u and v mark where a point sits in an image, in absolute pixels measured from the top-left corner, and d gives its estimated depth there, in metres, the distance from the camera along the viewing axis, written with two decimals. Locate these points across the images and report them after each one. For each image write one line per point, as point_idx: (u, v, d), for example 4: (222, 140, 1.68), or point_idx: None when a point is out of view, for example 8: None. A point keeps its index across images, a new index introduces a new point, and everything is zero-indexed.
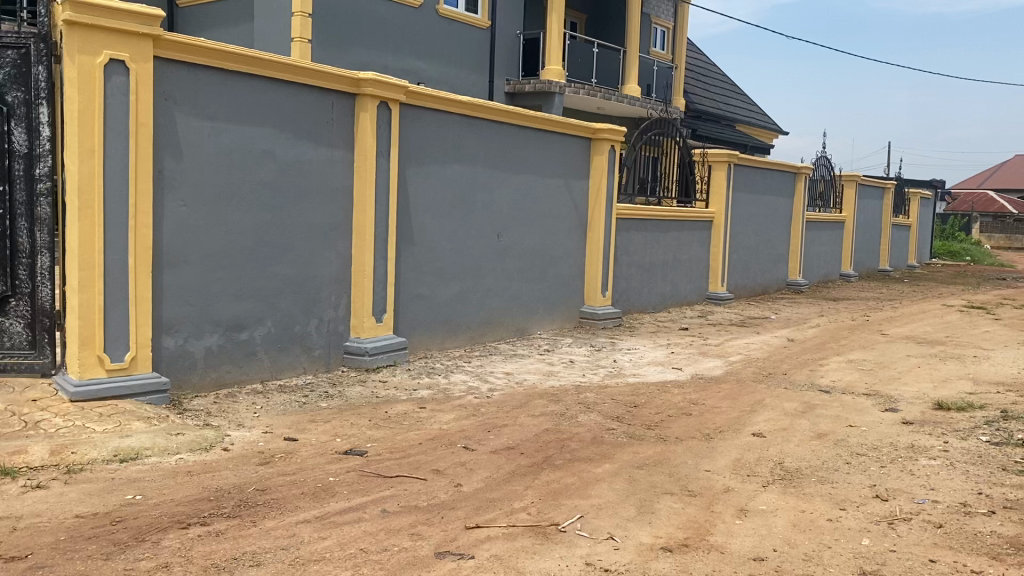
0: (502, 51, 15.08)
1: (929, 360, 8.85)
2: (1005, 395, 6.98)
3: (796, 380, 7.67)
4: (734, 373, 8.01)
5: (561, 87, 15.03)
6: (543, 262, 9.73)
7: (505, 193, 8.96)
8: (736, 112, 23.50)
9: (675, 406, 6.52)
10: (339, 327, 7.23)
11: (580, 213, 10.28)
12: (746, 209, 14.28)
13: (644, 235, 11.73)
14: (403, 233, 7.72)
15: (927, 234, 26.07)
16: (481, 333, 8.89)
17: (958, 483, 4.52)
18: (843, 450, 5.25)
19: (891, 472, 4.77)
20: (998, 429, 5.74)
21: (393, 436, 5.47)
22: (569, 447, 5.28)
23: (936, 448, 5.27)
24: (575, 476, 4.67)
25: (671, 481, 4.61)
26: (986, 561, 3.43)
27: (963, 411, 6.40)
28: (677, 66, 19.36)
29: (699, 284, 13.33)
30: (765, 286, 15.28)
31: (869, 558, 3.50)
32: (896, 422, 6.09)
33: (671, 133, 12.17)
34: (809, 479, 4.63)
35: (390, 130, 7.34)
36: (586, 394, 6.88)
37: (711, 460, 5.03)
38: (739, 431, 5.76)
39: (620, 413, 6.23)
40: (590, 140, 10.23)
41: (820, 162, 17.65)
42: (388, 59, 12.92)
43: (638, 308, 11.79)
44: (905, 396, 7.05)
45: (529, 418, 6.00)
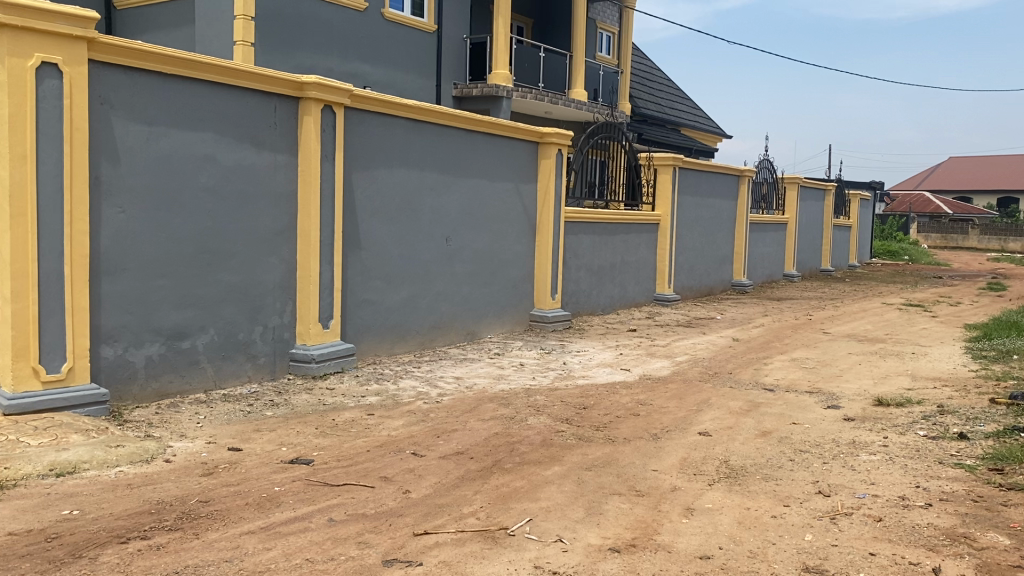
0: (448, 55, 15.05)
1: (869, 358, 9.06)
2: (942, 391, 7.16)
3: (741, 380, 7.79)
4: (680, 374, 8.10)
5: (508, 91, 15.09)
6: (492, 265, 9.72)
7: (453, 197, 8.94)
8: (681, 116, 23.83)
9: (623, 407, 6.57)
10: (284, 334, 7.13)
11: (529, 216, 10.31)
12: (692, 211, 14.48)
13: (593, 238, 11.80)
14: (350, 238, 7.65)
15: (867, 234, 26.68)
16: (431, 338, 8.86)
17: (896, 477, 4.63)
18: (786, 447, 5.35)
19: (833, 468, 4.86)
20: (935, 423, 5.90)
21: (340, 444, 5.41)
22: (519, 450, 5.28)
23: (876, 443, 5.40)
24: (525, 480, 4.67)
25: (619, 482, 4.64)
26: (923, 553, 3.52)
27: (902, 406, 6.57)
28: (623, 71, 19.54)
29: (646, 285, 13.46)
30: (711, 287, 15.49)
31: (811, 553, 3.56)
32: (838, 418, 6.22)
33: (617, 136, 12.27)
34: (754, 477, 4.70)
35: (335, 134, 7.25)
36: (536, 397, 6.89)
37: (659, 460, 5.08)
38: (685, 430, 5.83)
39: (570, 415, 6.25)
40: (537, 143, 10.25)
41: (763, 164, 17.98)
42: (333, 63, 12.81)
43: (587, 310, 11.86)
44: (846, 393, 7.19)
45: (479, 423, 5.99)
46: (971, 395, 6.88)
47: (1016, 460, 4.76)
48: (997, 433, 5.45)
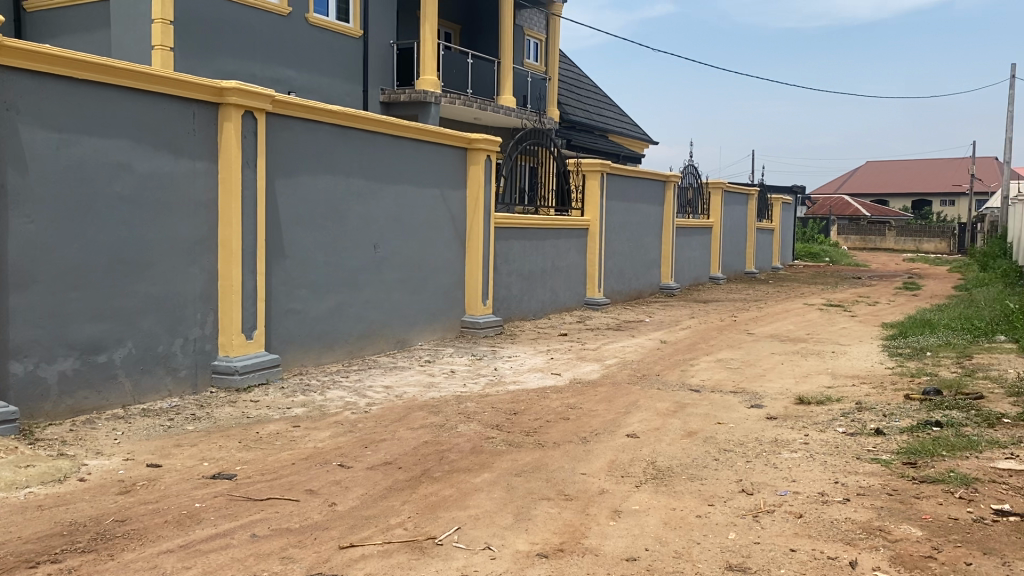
0: (376, 60, 14.91)
1: (792, 357, 9.30)
2: (859, 388, 7.38)
3: (668, 381, 7.90)
4: (610, 377, 8.17)
5: (437, 96, 15.02)
6: (421, 272, 9.66)
7: (380, 204, 8.85)
8: (609, 122, 24.13)
9: (553, 411, 6.59)
10: (206, 346, 6.94)
11: (458, 223, 10.28)
12: (620, 217, 14.66)
13: (523, 244, 11.83)
14: (273, 246, 7.50)
15: (789, 238, 27.43)
16: (360, 346, 8.75)
17: (816, 473, 4.75)
18: (711, 447, 5.44)
19: (756, 466, 4.95)
20: (854, 420, 6.07)
21: (265, 457, 5.29)
22: (449, 458, 5.24)
23: (797, 440, 5.53)
24: (453, 488, 4.64)
25: (548, 486, 4.64)
26: (841, 547, 3.60)
27: (822, 404, 6.75)
28: (551, 77, 19.65)
29: (576, 290, 13.55)
30: (640, 290, 15.70)
31: (734, 551, 3.62)
32: (760, 417, 6.35)
33: (546, 143, 12.32)
34: (679, 477, 4.76)
35: (256, 140, 7.11)
36: (466, 404, 6.85)
37: (587, 463, 5.10)
38: (613, 433, 5.88)
39: (500, 421, 6.23)
40: (466, 149, 10.22)
41: (688, 170, 18.33)
42: (256, 68, 12.58)
43: (519, 315, 11.88)
44: (769, 392, 7.35)
45: (407, 432, 5.92)
46: (887, 392, 7.11)
47: (928, 454, 4.94)
48: (910, 427, 5.64)
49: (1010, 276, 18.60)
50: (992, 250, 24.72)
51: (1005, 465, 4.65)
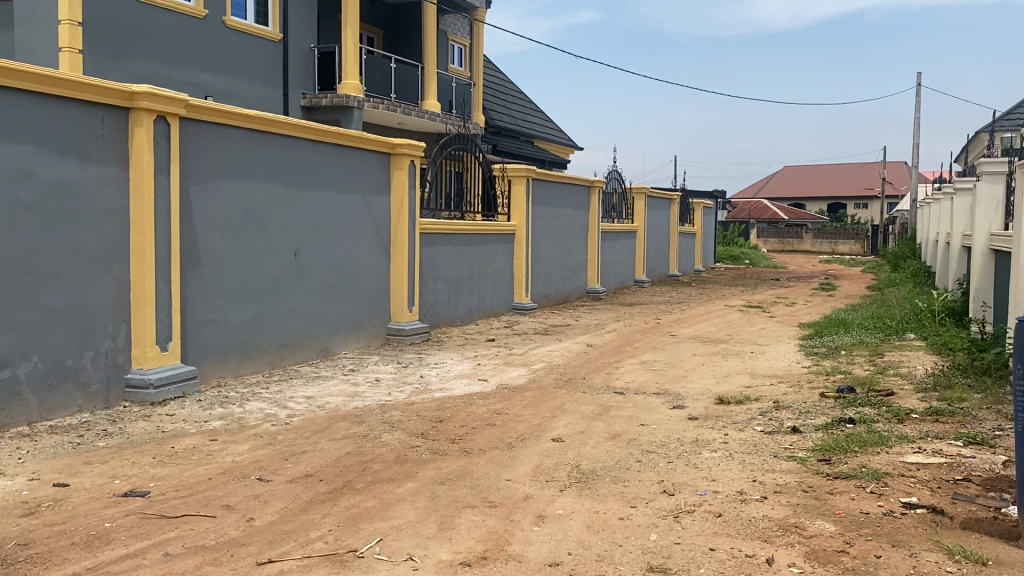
0: (296, 64, 14.66)
1: (713, 358, 9.48)
2: (778, 387, 7.57)
3: (593, 384, 7.97)
4: (536, 381, 8.19)
5: (359, 101, 14.85)
6: (344, 280, 9.52)
7: (301, 210, 8.69)
8: (534, 128, 24.27)
9: (479, 418, 6.56)
10: (118, 358, 6.68)
11: (382, 230, 10.17)
12: (546, 221, 14.74)
13: (449, 249, 11.78)
14: (188, 255, 7.28)
15: (710, 241, 28.05)
16: (281, 356, 8.57)
17: (735, 472, 4.84)
18: (634, 449, 5.50)
19: (677, 466, 5.02)
20: (772, 419, 6.22)
21: (180, 473, 5.12)
22: (372, 469, 5.16)
23: (718, 440, 5.63)
24: (376, 499, 4.56)
25: (472, 494, 4.60)
26: (758, 545, 3.67)
27: (742, 403, 6.90)
28: (475, 83, 19.65)
29: (504, 295, 13.56)
30: (567, 294, 15.80)
31: (655, 553, 3.65)
32: (682, 418, 6.45)
33: (471, 148, 12.30)
34: (602, 480, 4.79)
35: (169, 145, 6.90)
36: (391, 412, 6.77)
37: (512, 469, 5.09)
38: (539, 437, 5.89)
39: (425, 429, 6.17)
40: (389, 155, 10.11)
41: (612, 175, 18.56)
42: (171, 71, 12.24)
43: (446, 321, 11.81)
44: (690, 393, 7.47)
45: (330, 443, 5.81)
46: (803, 390, 7.31)
47: (841, 450, 5.09)
48: (825, 425, 5.81)
49: (918, 276, 19.40)
50: (902, 252, 25.77)
51: (913, 459, 4.83)
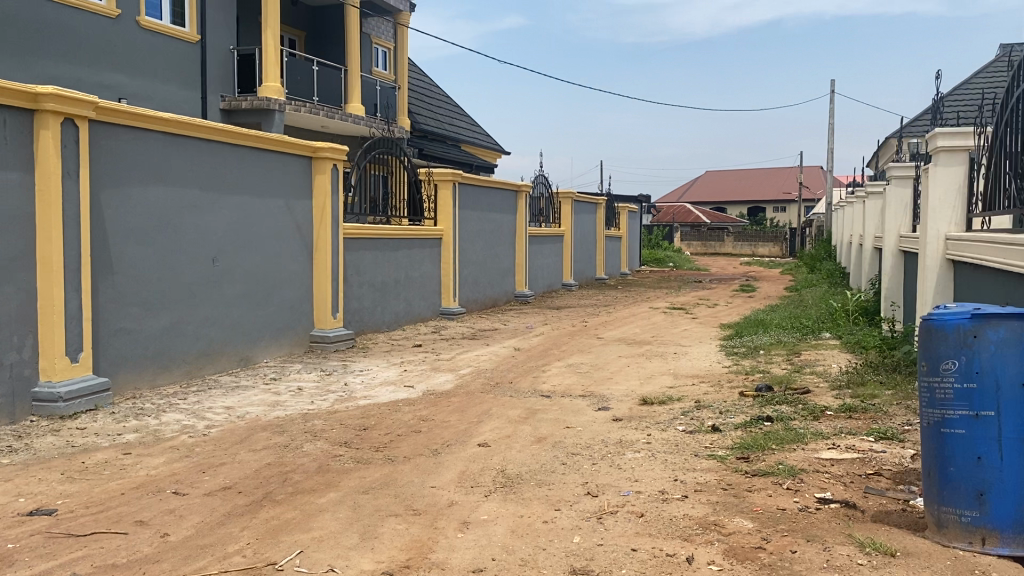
0: (215, 66, 14.31)
1: (637, 360, 9.61)
2: (699, 387, 7.72)
3: (520, 388, 7.97)
4: (462, 387, 8.15)
5: (280, 104, 14.63)
6: (265, 286, 9.31)
7: (219, 215, 8.48)
8: (460, 132, 24.22)
9: (405, 425, 6.49)
10: (24, 371, 6.39)
11: (304, 234, 9.99)
12: (473, 226, 14.72)
13: (374, 254, 11.65)
14: (99, 262, 7.02)
15: (636, 244, 28.47)
16: (199, 365, 8.34)
17: (657, 472, 4.90)
18: (560, 451, 5.52)
19: (601, 468, 5.06)
20: (693, 418, 6.32)
21: (90, 489, 4.92)
22: (293, 480, 5.05)
23: (641, 441, 5.69)
24: (297, 510, 4.46)
25: (396, 502, 4.55)
26: (679, 544, 3.72)
27: (665, 404, 7.01)
28: (399, 86, 19.52)
29: (431, 300, 13.48)
30: (495, 299, 15.80)
31: (578, 555, 3.66)
32: (607, 420, 6.51)
33: (396, 152, 12.23)
34: (527, 484, 4.79)
35: (77, 149, 6.64)
36: (314, 421, 6.64)
37: (437, 476, 5.04)
38: (465, 443, 5.86)
39: (348, 438, 6.08)
40: (311, 159, 9.94)
41: (539, 180, 18.68)
42: (81, 72, 11.79)
43: (372, 327, 11.68)
44: (615, 394, 7.55)
45: (250, 454, 5.68)
46: (723, 390, 7.46)
47: (759, 448, 5.20)
48: (744, 423, 5.93)
49: (832, 277, 20.08)
50: (817, 254, 26.68)
51: (828, 455, 4.97)
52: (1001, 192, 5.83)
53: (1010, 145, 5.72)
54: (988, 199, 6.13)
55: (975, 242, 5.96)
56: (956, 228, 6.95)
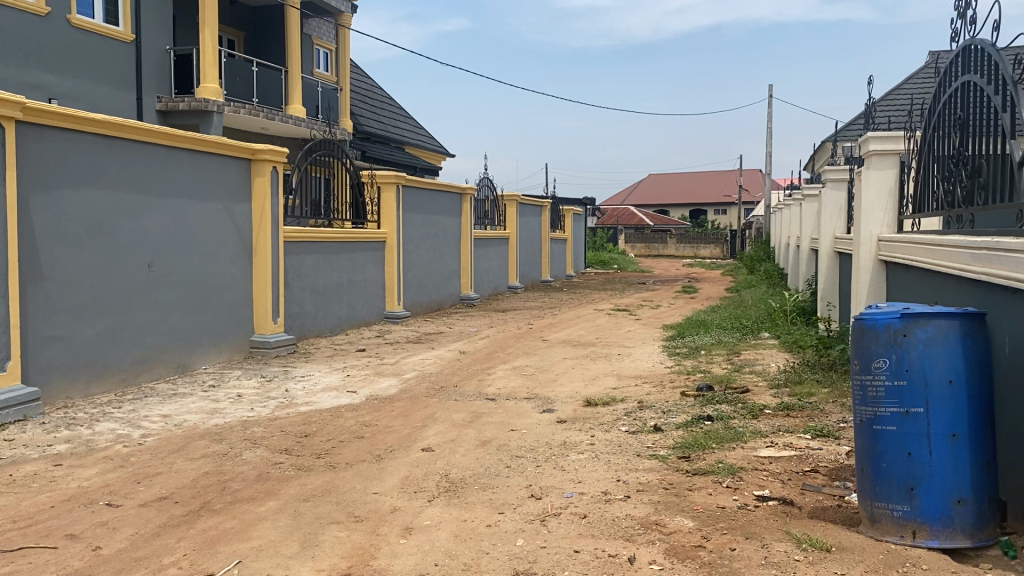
0: (150, 67, 13.98)
1: (581, 361, 9.67)
2: (642, 388, 7.79)
3: (464, 392, 7.95)
4: (407, 391, 8.09)
5: (219, 105, 14.34)
6: (204, 291, 9.12)
7: (154, 218, 8.28)
8: (404, 134, 24.10)
9: (347, 430, 6.42)
10: None
11: (244, 238, 9.81)
12: (417, 228, 14.64)
13: (316, 258, 11.50)
14: (28, 268, 6.80)
15: (580, 246, 28.68)
16: (135, 373, 8.12)
17: (600, 473, 4.93)
18: (503, 455, 5.51)
19: (545, 470, 5.07)
20: (637, 419, 6.38)
21: (18, 502, 4.75)
22: (231, 489, 4.95)
23: (584, 442, 5.72)
24: (236, 519, 4.38)
25: (337, 510, 4.49)
26: (621, 544, 3.74)
27: (608, 405, 7.05)
28: (341, 88, 19.33)
29: (375, 304, 13.36)
30: (440, 302, 15.73)
31: (521, 558, 3.66)
32: (551, 422, 6.52)
33: (338, 155, 12.14)
34: (471, 488, 4.77)
35: (4, 151, 6.42)
36: (254, 429, 6.52)
37: (380, 482, 4.99)
38: (408, 448, 5.82)
39: (289, 445, 5.98)
40: (250, 161, 9.78)
41: (484, 182, 18.70)
42: (8, 71, 11.41)
43: (314, 332, 11.52)
44: (560, 396, 7.57)
45: (187, 462, 5.55)
46: (665, 390, 7.55)
47: (700, 447, 5.27)
48: (685, 422, 6.01)
49: (771, 277, 20.52)
50: (758, 255, 27.22)
51: (766, 453, 5.06)
52: (929, 194, 6.00)
53: (937, 148, 5.89)
54: (918, 200, 6.31)
55: (906, 243, 6.14)
56: (888, 229, 7.15)
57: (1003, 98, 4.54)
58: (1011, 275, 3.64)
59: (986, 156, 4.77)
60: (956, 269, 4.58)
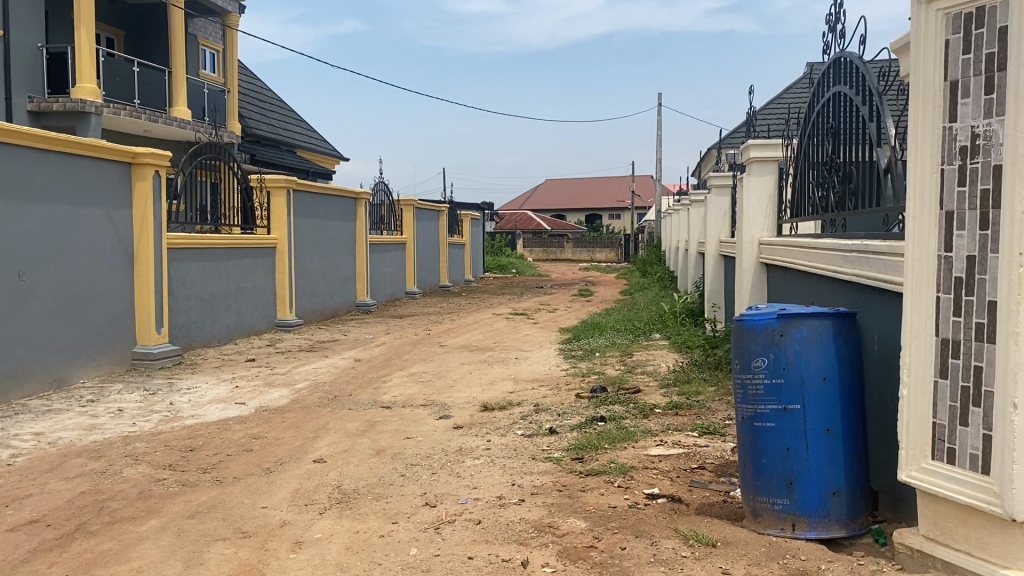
0: (21, 65, 13.24)
1: (478, 366, 9.67)
2: (538, 391, 7.86)
3: (359, 400, 7.82)
4: (299, 401, 7.90)
5: (97, 106, 13.71)
6: (81, 301, 8.65)
7: (23, 225, 7.80)
8: (296, 137, 23.63)
9: (235, 444, 6.21)
10: None
11: (125, 245, 9.38)
12: (310, 234, 14.35)
13: (202, 265, 11.10)
14: None
15: (479, 250, 28.77)
16: (4, 389, 7.62)
17: (495, 478, 4.94)
18: (398, 463, 5.45)
19: (440, 477, 5.04)
20: (532, 422, 6.43)
21: None
22: (110, 508, 4.71)
23: (480, 447, 5.72)
24: (114, 541, 4.17)
25: (224, 526, 4.33)
26: (515, 548, 3.75)
27: (505, 409, 7.08)
28: (230, 90, 18.78)
29: (266, 312, 13.01)
30: (334, 308, 15.46)
31: (414, 567, 3.62)
32: (447, 428, 6.49)
33: (225, 159, 11.82)
34: (364, 499, 4.69)
35: None
36: (136, 444, 6.24)
37: (269, 496, 4.85)
38: (300, 459, 5.68)
39: (174, 460, 5.75)
40: (130, 165, 9.36)
41: (379, 187, 18.54)
42: None
43: (200, 343, 11.11)
44: (456, 402, 7.55)
45: (61, 482, 5.26)
46: (561, 392, 7.65)
47: (593, 449, 5.35)
48: (579, 424, 6.10)
49: (663, 280, 21.14)
50: (650, 258, 28.04)
51: (656, 452, 5.18)
52: (806, 200, 6.28)
53: (812, 156, 6.17)
54: (795, 206, 6.59)
55: (784, 247, 6.40)
56: (768, 233, 7.47)
57: (869, 109, 4.80)
58: (878, 277, 3.84)
59: (856, 163, 5.02)
60: (829, 270, 4.81)
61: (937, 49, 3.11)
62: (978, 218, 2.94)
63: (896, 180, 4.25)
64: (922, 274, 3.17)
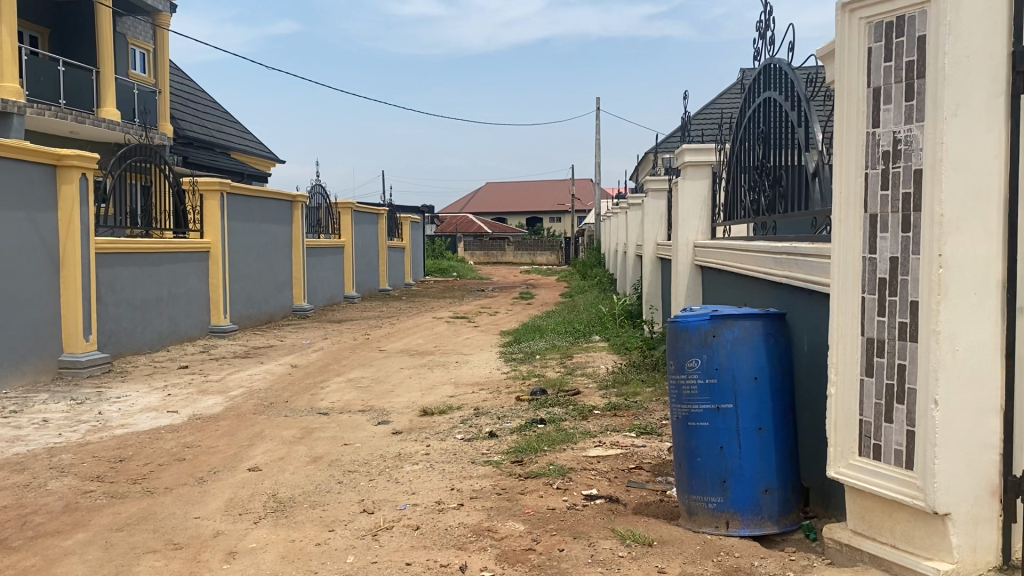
0: None
1: (418, 370, 9.61)
2: (478, 394, 7.85)
3: (295, 407, 7.70)
4: (234, 409, 7.74)
5: (20, 107, 13.24)
6: (3, 308, 8.34)
7: None
8: (230, 139, 23.20)
9: (167, 453, 6.06)
10: None
11: (50, 249, 9.07)
12: (244, 238, 14.08)
13: (133, 270, 10.81)
14: None
15: (420, 253, 28.63)
16: None
17: (434, 483, 4.91)
18: (335, 470, 5.38)
19: (378, 483, 4.99)
20: (472, 426, 6.41)
21: None
22: (34, 523, 4.54)
23: (419, 453, 5.69)
24: (38, 556, 4.02)
25: (154, 538, 4.22)
26: (453, 553, 3.73)
27: (445, 413, 7.05)
28: (162, 91, 18.33)
29: (199, 317, 12.73)
30: (271, 314, 15.21)
31: None
32: (386, 433, 6.44)
33: (156, 161, 11.52)
34: (300, 507, 4.62)
35: None
36: (62, 456, 6.04)
37: (202, 505, 4.74)
38: (234, 468, 5.56)
39: (102, 471, 5.58)
40: (55, 167, 9.06)
41: (316, 190, 18.31)
42: None
43: (131, 350, 10.82)
44: (395, 407, 7.49)
45: None
46: (501, 395, 7.65)
47: (532, 451, 5.35)
48: (518, 427, 6.11)
49: (603, 282, 21.32)
50: (590, 260, 28.28)
51: (594, 453, 5.21)
52: (738, 204, 6.40)
53: (744, 160, 6.30)
54: (729, 209, 6.72)
55: (717, 249, 6.51)
56: (702, 236, 7.59)
57: (797, 115, 4.92)
58: (807, 278, 3.93)
59: (785, 167, 5.14)
60: (761, 272, 4.92)
61: (861, 56, 3.20)
62: (900, 220, 3.04)
63: (823, 184, 4.37)
64: (848, 273, 3.26)
